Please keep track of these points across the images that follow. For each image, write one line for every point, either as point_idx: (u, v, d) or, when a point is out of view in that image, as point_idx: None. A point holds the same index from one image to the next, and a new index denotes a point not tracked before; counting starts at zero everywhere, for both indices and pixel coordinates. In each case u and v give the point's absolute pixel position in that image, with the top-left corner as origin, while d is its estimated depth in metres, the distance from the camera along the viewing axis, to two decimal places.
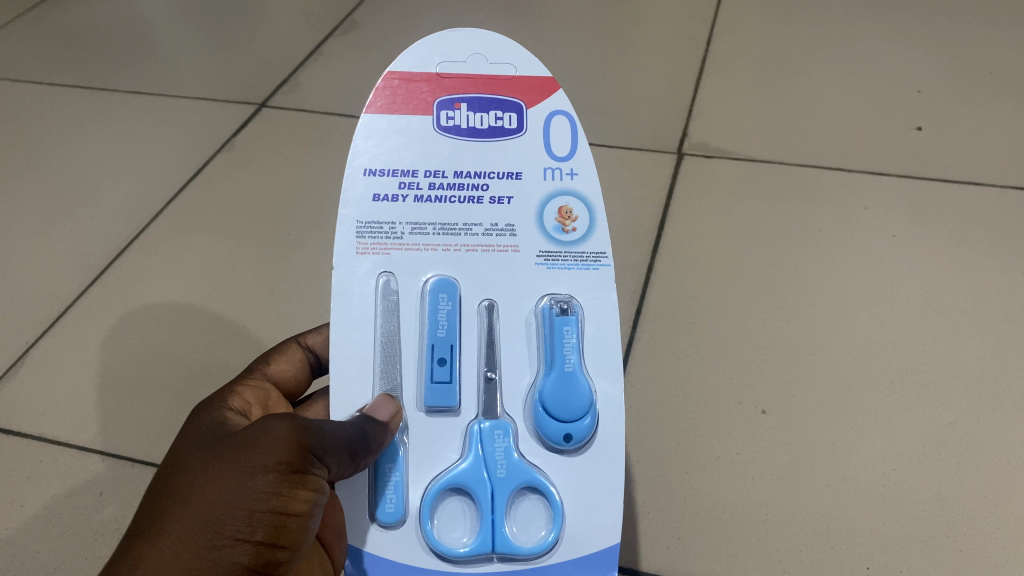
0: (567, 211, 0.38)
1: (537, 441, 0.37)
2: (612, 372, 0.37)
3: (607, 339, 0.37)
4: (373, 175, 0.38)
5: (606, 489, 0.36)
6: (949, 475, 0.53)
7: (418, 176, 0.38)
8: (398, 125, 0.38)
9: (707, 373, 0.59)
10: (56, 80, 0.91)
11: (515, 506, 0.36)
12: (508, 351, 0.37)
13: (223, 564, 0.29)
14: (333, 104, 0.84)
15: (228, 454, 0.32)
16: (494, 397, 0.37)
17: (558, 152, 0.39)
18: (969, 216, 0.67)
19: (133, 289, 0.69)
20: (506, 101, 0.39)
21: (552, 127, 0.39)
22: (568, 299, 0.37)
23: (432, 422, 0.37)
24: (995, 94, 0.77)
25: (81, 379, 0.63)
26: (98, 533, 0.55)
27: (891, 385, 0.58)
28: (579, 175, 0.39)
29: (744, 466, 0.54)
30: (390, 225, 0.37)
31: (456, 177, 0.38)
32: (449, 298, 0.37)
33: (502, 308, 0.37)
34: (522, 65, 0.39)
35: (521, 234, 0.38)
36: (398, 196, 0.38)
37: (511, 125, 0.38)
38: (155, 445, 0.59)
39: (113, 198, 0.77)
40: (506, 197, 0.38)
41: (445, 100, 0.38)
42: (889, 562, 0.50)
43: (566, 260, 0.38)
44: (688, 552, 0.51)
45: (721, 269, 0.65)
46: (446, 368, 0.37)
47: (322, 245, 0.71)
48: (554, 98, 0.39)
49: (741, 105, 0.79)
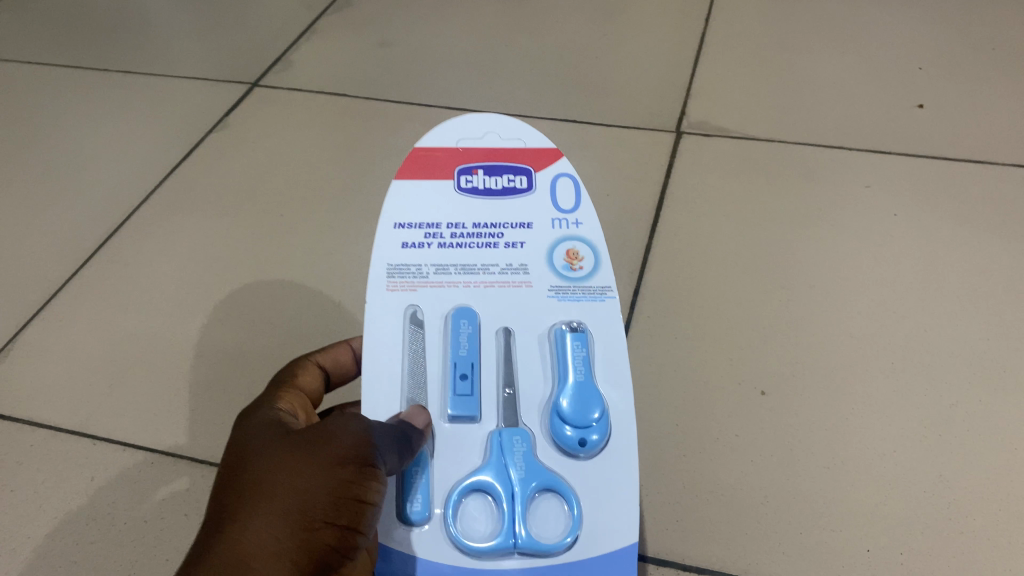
0: (574, 253, 0.40)
1: (555, 447, 0.37)
2: (621, 382, 0.38)
3: (615, 356, 0.38)
4: (401, 229, 0.40)
5: (624, 491, 0.36)
6: (948, 457, 0.53)
7: (441, 228, 0.40)
8: (423, 189, 0.41)
9: (705, 356, 0.59)
10: (42, 58, 0.90)
11: (536, 506, 0.36)
12: (525, 369, 0.38)
13: (315, 545, 0.31)
14: (329, 84, 0.83)
15: (308, 445, 0.33)
16: (515, 409, 0.37)
17: (564, 206, 0.42)
18: (970, 193, 0.67)
19: (125, 271, 0.68)
20: (516, 167, 0.42)
21: (558, 186, 0.42)
22: (578, 322, 0.39)
23: (456, 431, 0.37)
24: (995, 70, 0.77)
25: (73, 361, 0.62)
26: (91, 517, 0.53)
27: (890, 366, 0.57)
28: (583, 225, 0.41)
29: (743, 448, 0.54)
30: (416, 267, 0.39)
31: (474, 227, 0.40)
32: (470, 324, 0.38)
33: (517, 334, 0.39)
34: (530, 140, 0.43)
35: (533, 271, 0.39)
36: (423, 244, 0.40)
37: (522, 186, 0.42)
38: (146, 428, 0.58)
39: (102, 181, 0.76)
40: (519, 242, 0.40)
41: (464, 167, 0.42)
42: (888, 545, 0.50)
43: (576, 293, 0.39)
44: (686, 535, 0.51)
45: (719, 249, 0.65)
46: (467, 384, 0.37)
47: (316, 227, 0.70)
48: (558, 164, 0.43)
49: (739, 82, 0.78)
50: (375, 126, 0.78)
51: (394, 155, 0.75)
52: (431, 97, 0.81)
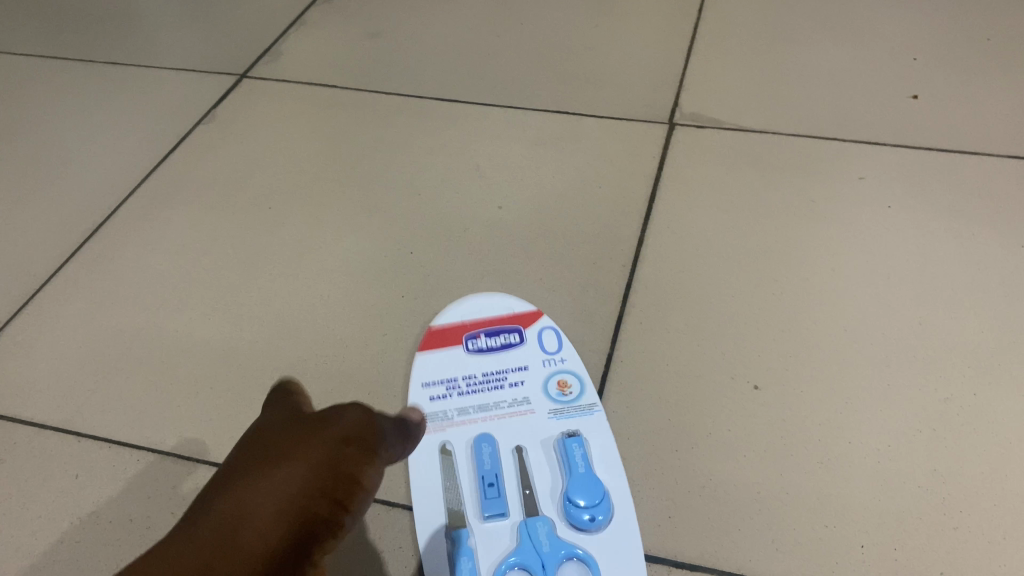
0: (564, 383, 0.54)
1: (571, 530, 0.47)
2: (615, 470, 0.49)
3: (607, 448, 0.51)
4: (428, 385, 0.54)
5: (629, 548, 0.46)
6: (944, 451, 0.50)
7: (458, 380, 0.54)
8: (440, 357, 0.56)
9: (698, 350, 0.57)
10: (29, 51, 0.89)
11: (562, 568, 0.45)
12: (540, 483, 0.49)
13: (310, 510, 0.36)
14: (319, 76, 0.82)
15: (315, 426, 0.39)
16: (534, 505, 0.48)
17: (549, 348, 0.56)
18: (965, 185, 0.66)
19: (109, 264, 0.67)
20: (510, 327, 0.57)
21: (544, 335, 0.56)
22: (574, 430, 0.51)
23: (492, 529, 0.47)
24: (992, 60, 0.76)
25: (51, 355, 0.60)
26: (76, 517, 0.51)
27: (886, 359, 0.55)
28: (567, 360, 0.55)
29: (736, 442, 0.51)
30: (442, 413, 0.52)
31: (484, 375, 0.54)
32: (489, 446, 0.50)
33: (530, 454, 0.50)
34: (516, 306, 0.58)
35: (534, 402, 0.53)
36: (446, 395, 0.53)
37: (516, 339, 0.56)
38: (122, 422, 0.56)
39: (88, 174, 0.75)
40: (519, 381, 0.54)
41: (469, 333, 0.57)
42: (884, 541, 0.47)
43: (569, 412, 0.52)
44: (676, 532, 0.48)
45: (711, 242, 0.64)
46: (494, 490, 0.48)
47: (303, 218, 0.69)
48: (540, 321, 0.57)
49: (731, 74, 0.78)
50: (366, 118, 0.78)
51: (384, 147, 0.75)
52: (423, 89, 0.80)
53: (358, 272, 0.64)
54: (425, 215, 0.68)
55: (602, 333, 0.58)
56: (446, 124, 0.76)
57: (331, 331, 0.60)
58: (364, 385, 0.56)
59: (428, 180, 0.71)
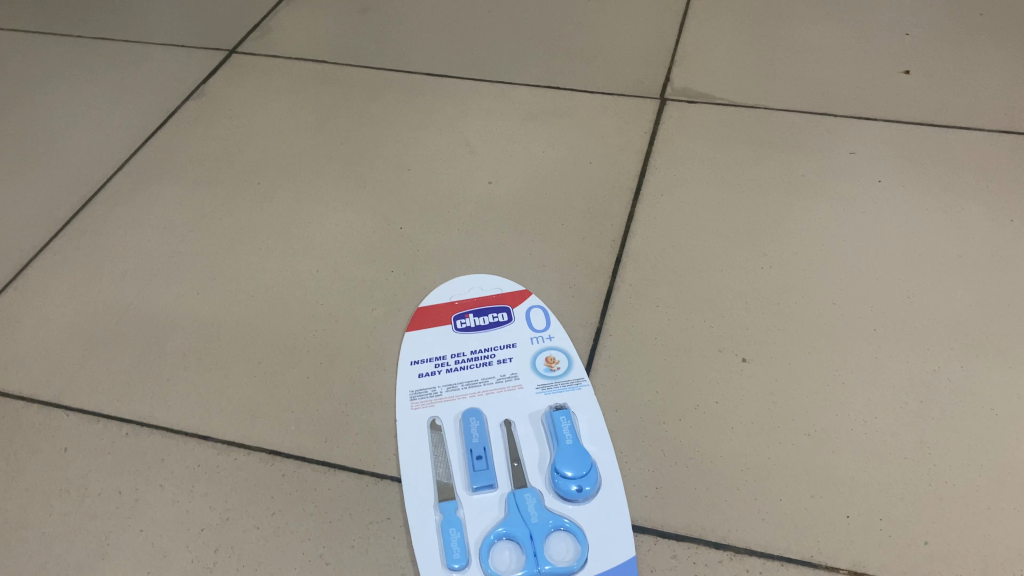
0: (552, 359, 0.54)
1: (559, 502, 0.47)
2: (602, 442, 0.50)
3: (595, 421, 0.51)
4: (417, 362, 0.54)
5: (618, 522, 0.46)
6: (931, 423, 0.50)
7: (447, 357, 0.54)
8: (428, 334, 0.56)
9: (686, 323, 0.57)
10: (18, 26, 0.89)
11: (550, 539, 0.45)
12: (528, 457, 0.49)
13: None
14: (310, 53, 0.82)
15: None
16: (522, 476, 0.48)
17: (538, 326, 0.56)
18: (955, 159, 0.66)
19: (98, 240, 0.66)
20: (498, 306, 0.57)
21: (532, 314, 0.57)
22: (562, 404, 0.51)
23: (480, 501, 0.47)
24: (983, 36, 0.76)
25: (40, 328, 0.60)
26: (63, 489, 0.50)
27: (874, 332, 0.55)
28: (555, 337, 0.55)
29: (724, 415, 0.51)
30: (432, 388, 0.53)
31: (473, 352, 0.55)
32: (478, 420, 0.50)
33: (518, 427, 0.50)
34: (505, 287, 0.59)
35: (522, 377, 0.53)
36: (435, 371, 0.54)
37: (504, 318, 0.56)
38: (111, 396, 0.55)
39: (78, 150, 0.74)
40: (508, 357, 0.54)
41: (458, 313, 0.57)
42: (869, 511, 0.47)
43: (557, 386, 0.52)
44: (665, 504, 0.47)
45: (702, 217, 0.64)
46: (482, 462, 0.48)
47: (292, 192, 0.69)
48: (528, 301, 0.58)
49: (722, 51, 0.78)
50: (357, 93, 0.77)
51: (374, 122, 0.74)
52: (414, 65, 0.80)
53: (348, 247, 0.64)
54: (416, 190, 0.68)
55: (591, 306, 0.58)
56: (437, 98, 0.76)
57: (321, 305, 0.60)
58: (353, 359, 0.56)
59: (419, 155, 0.71)
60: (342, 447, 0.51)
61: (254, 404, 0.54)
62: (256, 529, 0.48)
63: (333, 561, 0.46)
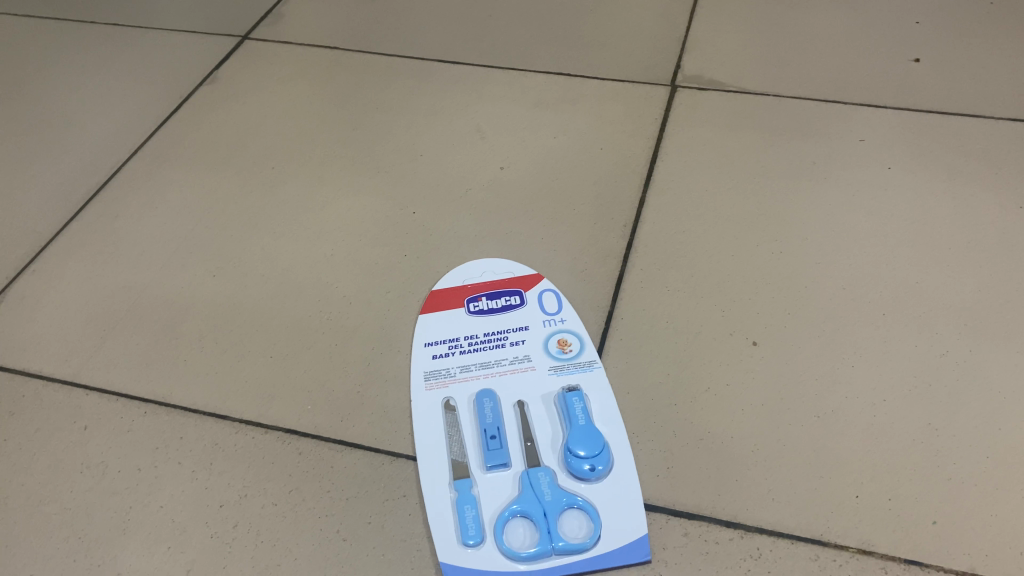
0: (564, 341, 0.55)
1: (572, 481, 0.47)
2: (614, 423, 0.50)
3: (607, 402, 0.51)
4: (431, 344, 0.55)
5: (630, 501, 0.47)
6: (940, 405, 0.51)
7: (461, 339, 0.55)
8: (441, 317, 0.57)
9: (697, 306, 0.57)
10: (33, 13, 0.89)
11: (564, 517, 0.46)
12: (541, 437, 0.49)
13: None
14: (322, 39, 0.83)
15: None
16: (535, 455, 0.48)
17: (550, 310, 0.57)
18: (965, 146, 0.66)
19: (114, 223, 0.67)
20: (510, 290, 0.58)
21: (544, 298, 0.58)
22: (574, 385, 0.52)
23: (494, 479, 0.47)
24: (994, 24, 0.76)
25: (58, 310, 0.61)
26: (83, 466, 0.51)
27: (883, 317, 0.56)
28: (567, 320, 0.56)
29: (734, 397, 0.52)
30: (446, 369, 0.53)
31: (486, 334, 0.55)
32: (491, 400, 0.51)
33: (531, 408, 0.51)
34: (517, 271, 0.60)
35: (534, 359, 0.53)
36: (449, 353, 0.54)
37: (516, 301, 0.57)
38: (129, 375, 0.56)
39: (92, 135, 0.75)
40: (521, 339, 0.55)
41: (471, 296, 0.58)
42: (877, 491, 0.47)
43: (570, 368, 0.53)
44: (677, 483, 0.48)
45: (712, 202, 0.64)
46: (496, 441, 0.49)
47: (305, 177, 0.69)
48: (540, 285, 0.59)
49: (732, 39, 0.78)
50: (369, 79, 0.78)
51: (386, 108, 0.75)
52: (426, 51, 0.81)
53: (361, 231, 0.65)
54: (428, 175, 0.69)
55: (602, 290, 0.59)
56: (449, 84, 0.77)
57: (335, 288, 0.60)
58: (367, 341, 0.57)
59: (431, 141, 0.71)
60: (357, 427, 0.52)
61: (270, 385, 0.55)
62: (273, 505, 0.48)
63: (349, 538, 0.47)
